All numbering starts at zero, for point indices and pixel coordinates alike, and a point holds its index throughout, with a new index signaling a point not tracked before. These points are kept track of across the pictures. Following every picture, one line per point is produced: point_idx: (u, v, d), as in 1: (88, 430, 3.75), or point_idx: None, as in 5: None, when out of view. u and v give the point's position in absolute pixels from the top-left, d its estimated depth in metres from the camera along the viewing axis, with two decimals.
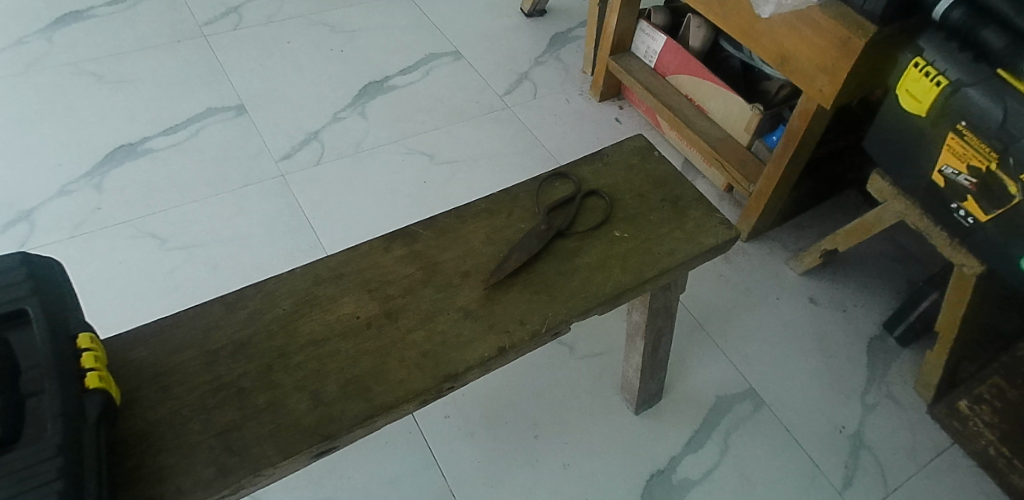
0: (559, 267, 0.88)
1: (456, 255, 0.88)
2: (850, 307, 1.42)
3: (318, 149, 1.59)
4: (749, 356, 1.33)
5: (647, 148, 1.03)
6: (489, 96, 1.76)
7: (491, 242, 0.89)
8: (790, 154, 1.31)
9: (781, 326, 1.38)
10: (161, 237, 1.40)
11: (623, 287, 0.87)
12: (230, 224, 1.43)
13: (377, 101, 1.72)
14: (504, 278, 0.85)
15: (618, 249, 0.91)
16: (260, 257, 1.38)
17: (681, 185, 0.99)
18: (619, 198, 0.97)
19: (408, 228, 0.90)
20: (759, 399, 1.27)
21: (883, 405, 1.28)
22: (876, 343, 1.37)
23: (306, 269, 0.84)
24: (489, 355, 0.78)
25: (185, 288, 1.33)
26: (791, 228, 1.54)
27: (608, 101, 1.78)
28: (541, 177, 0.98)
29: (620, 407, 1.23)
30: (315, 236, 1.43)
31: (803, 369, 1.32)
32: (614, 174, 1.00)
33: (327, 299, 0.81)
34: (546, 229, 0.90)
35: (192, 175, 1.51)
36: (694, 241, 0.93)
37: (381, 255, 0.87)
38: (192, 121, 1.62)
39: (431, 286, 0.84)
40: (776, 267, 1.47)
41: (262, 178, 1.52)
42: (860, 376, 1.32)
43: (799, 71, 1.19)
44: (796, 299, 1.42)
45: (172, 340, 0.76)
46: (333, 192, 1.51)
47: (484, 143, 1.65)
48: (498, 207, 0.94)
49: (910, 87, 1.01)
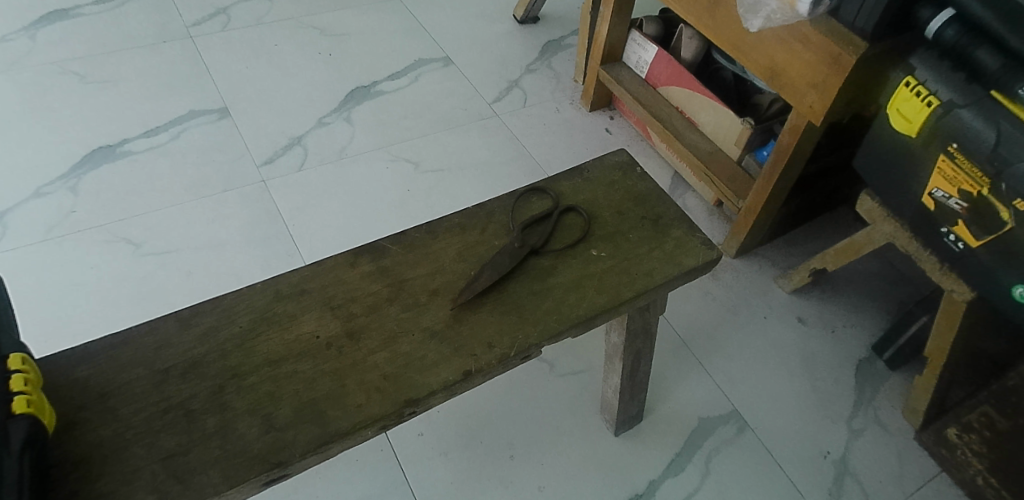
0: (532, 287, 0.85)
1: (425, 272, 0.84)
2: (839, 328, 1.39)
3: (301, 155, 1.56)
4: (734, 376, 1.30)
5: (629, 163, 1.00)
6: (478, 104, 1.73)
7: (462, 259, 0.86)
8: (779, 171, 1.28)
9: (767, 347, 1.35)
10: (136, 243, 1.36)
11: (599, 309, 0.84)
12: (207, 229, 1.40)
13: (364, 106, 1.69)
14: (474, 298, 0.82)
15: (594, 268, 0.88)
16: (237, 264, 1.35)
17: (664, 203, 0.96)
18: (598, 215, 0.93)
19: (377, 242, 0.87)
20: (743, 422, 1.24)
21: (869, 431, 1.26)
22: (865, 365, 1.34)
23: (266, 284, 0.81)
24: (454, 379, 0.75)
25: (157, 295, 1.29)
26: (781, 245, 1.51)
27: (599, 111, 1.75)
28: (517, 191, 0.94)
29: (600, 427, 1.19)
30: (293, 244, 1.39)
31: (789, 391, 1.29)
32: (593, 189, 0.96)
33: (287, 317, 0.78)
34: (520, 246, 0.87)
35: (170, 179, 1.48)
36: (673, 262, 0.90)
37: (347, 270, 0.83)
38: (174, 124, 1.59)
39: (398, 305, 0.81)
40: (766, 285, 1.44)
41: (242, 183, 1.49)
42: (846, 400, 1.29)
43: (789, 87, 1.16)
44: (784, 319, 1.39)
45: (120, 358, 0.73)
46: (314, 198, 1.48)
47: (471, 151, 1.61)
48: (472, 221, 0.90)
49: (901, 106, 0.98)
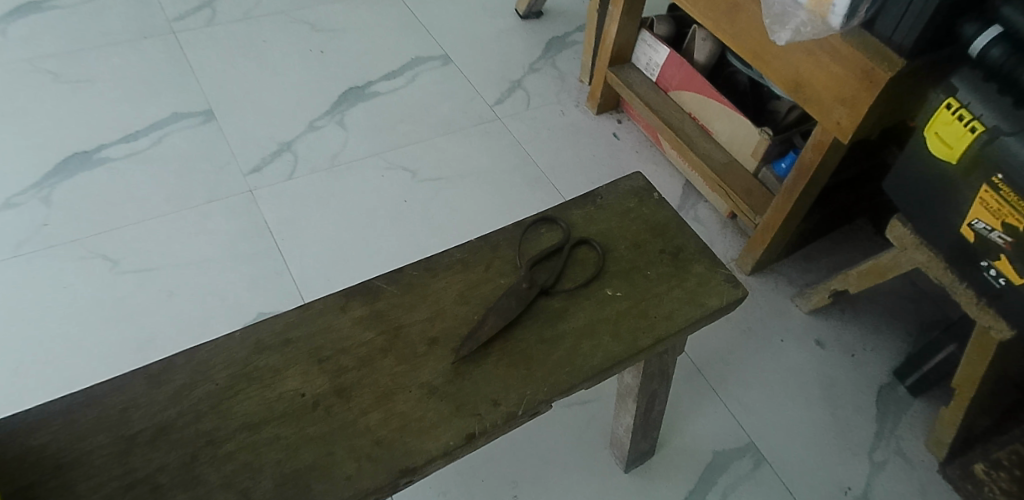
0: (541, 333, 0.77)
1: (424, 317, 0.76)
2: (859, 352, 1.31)
3: (290, 163, 1.47)
4: (749, 405, 1.23)
5: (645, 189, 0.92)
6: (478, 106, 1.64)
7: (464, 301, 0.78)
8: (801, 189, 1.20)
9: (784, 372, 1.27)
10: (113, 259, 1.27)
11: (614, 359, 0.76)
12: (189, 244, 1.31)
13: (357, 109, 1.60)
14: (477, 348, 0.74)
15: (610, 311, 0.80)
16: (222, 283, 1.26)
17: (684, 235, 0.88)
18: (612, 249, 0.85)
19: (370, 281, 0.78)
20: (760, 455, 1.17)
21: (892, 463, 1.18)
22: (886, 392, 1.26)
23: (247, 333, 0.73)
24: (454, 444, 0.68)
25: (134, 317, 1.20)
26: (798, 261, 1.43)
27: (606, 114, 1.66)
28: (525, 221, 0.86)
29: (609, 463, 1.12)
30: (282, 261, 1.31)
31: (807, 421, 1.22)
32: (608, 218, 0.88)
33: (270, 373, 0.70)
34: (527, 287, 0.79)
35: (151, 189, 1.39)
36: (695, 303, 0.82)
37: (337, 315, 0.75)
38: (155, 128, 1.49)
39: (392, 357, 0.73)
40: (782, 305, 1.37)
41: (227, 194, 1.40)
42: (868, 430, 1.22)
43: (815, 101, 1.08)
44: (802, 342, 1.31)
45: (81, 422, 0.65)
46: (304, 210, 1.39)
47: (472, 158, 1.53)
48: (475, 257, 0.82)
49: (941, 130, 0.90)
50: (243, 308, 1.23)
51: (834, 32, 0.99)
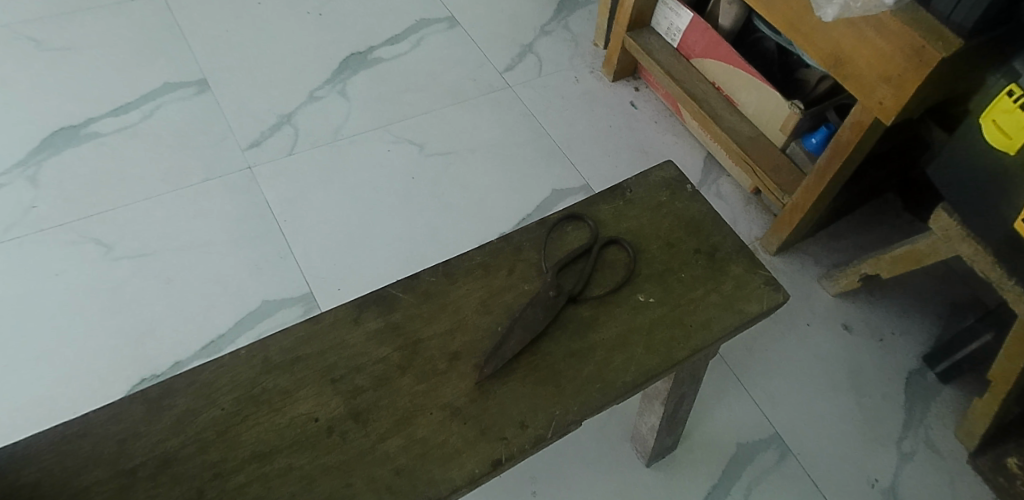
0: (570, 346, 0.71)
1: (443, 330, 0.71)
2: (887, 336, 1.25)
3: (291, 137, 1.39)
4: (774, 394, 1.18)
5: (677, 180, 0.86)
6: (488, 73, 1.55)
7: (486, 311, 0.72)
8: (835, 169, 1.12)
9: (810, 359, 1.22)
10: (107, 244, 1.21)
11: (649, 374, 0.71)
12: (187, 227, 1.25)
13: (360, 77, 1.51)
14: (502, 365, 0.69)
15: (643, 319, 0.74)
16: (223, 269, 1.20)
17: (720, 232, 0.82)
18: (644, 249, 0.79)
19: (384, 289, 0.73)
20: (785, 447, 1.13)
21: (920, 454, 1.13)
22: (914, 379, 1.20)
23: (253, 350, 0.67)
24: (480, 473, 0.63)
25: (131, 307, 1.15)
26: (825, 239, 1.35)
27: (622, 81, 1.57)
28: (550, 220, 0.80)
29: (630, 457, 1.09)
30: (285, 244, 1.24)
31: (834, 411, 1.17)
32: (638, 215, 0.82)
33: (279, 396, 0.65)
34: (555, 296, 0.73)
35: (144, 167, 1.31)
36: (733, 309, 0.76)
37: (350, 329, 0.70)
38: (147, 99, 1.41)
39: (411, 375, 0.67)
40: (808, 287, 1.30)
41: (224, 172, 1.33)
42: (896, 419, 1.16)
43: (855, 78, 1.00)
44: (829, 326, 1.26)
45: (78, 456, 0.60)
46: (307, 188, 1.32)
47: (482, 130, 1.45)
48: (497, 260, 0.76)
49: (998, 119, 0.82)
50: (246, 295, 1.18)
51: (885, 8, 0.90)
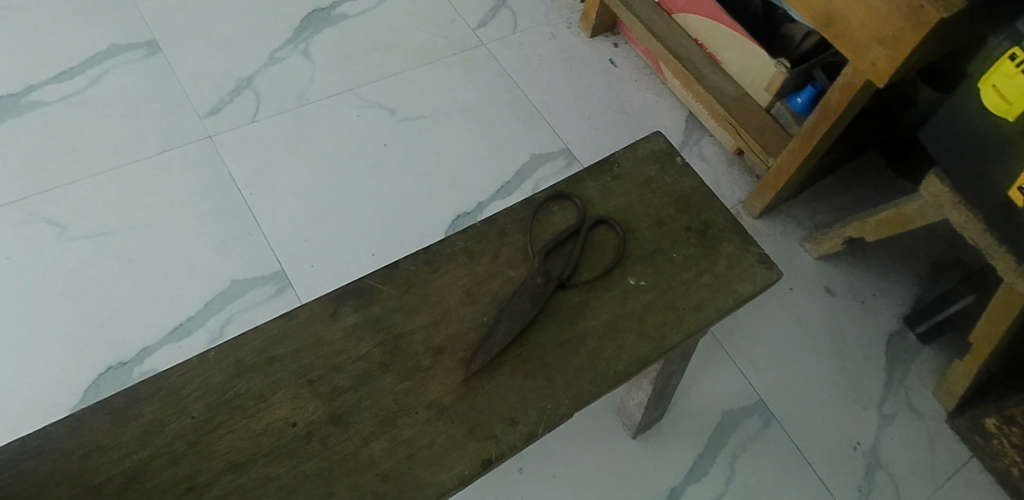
0: (560, 336, 0.68)
1: (426, 322, 0.67)
2: (869, 299, 1.22)
3: (252, 102, 1.31)
4: (759, 360, 1.15)
5: (667, 153, 0.82)
6: (460, 30, 1.47)
7: (472, 300, 0.69)
8: (822, 132, 1.09)
9: (794, 324, 1.19)
10: (60, 224, 1.14)
11: (640, 363, 0.68)
12: (146, 203, 1.17)
13: (324, 36, 1.42)
14: (490, 359, 0.65)
15: (634, 304, 0.71)
16: (187, 247, 1.14)
17: (711, 209, 0.78)
18: (634, 229, 0.76)
19: (361, 281, 0.69)
20: (769, 413, 1.11)
21: (901, 416, 1.12)
22: (895, 341, 1.19)
23: (222, 352, 0.63)
24: (470, 474, 0.60)
25: (91, 291, 1.09)
26: (807, 199, 1.31)
27: (600, 37, 1.50)
28: (535, 199, 0.77)
29: (615, 428, 1.06)
30: (252, 219, 1.18)
31: (818, 375, 1.15)
32: (626, 191, 0.79)
33: (254, 399, 0.61)
34: (543, 283, 0.70)
35: (95, 138, 1.23)
36: (726, 289, 0.73)
37: (327, 325, 0.65)
38: (93, 64, 1.31)
39: (394, 372, 0.64)
40: (790, 251, 1.26)
41: (183, 141, 1.25)
42: (877, 381, 1.15)
43: (848, 38, 0.96)
44: (811, 290, 1.23)
45: (35, 474, 0.56)
46: (273, 158, 1.25)
47: (456, 92, 1.38)
48: (480, 245, 0.73)
49: (1000, 84, 0.80)
50: (212, 274, 1.12)
51: None
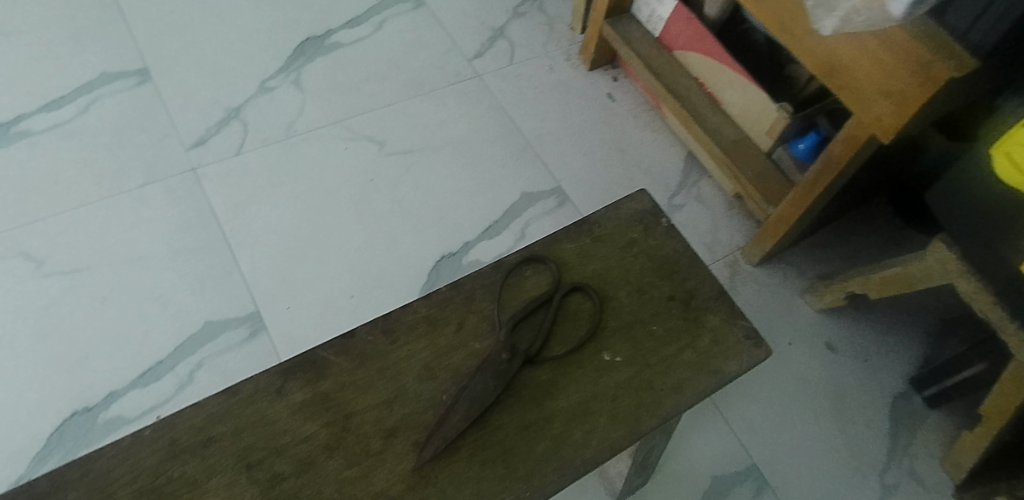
0: (524, 418, 0.63)
1: (380, 400, 0.63)
2: (873, 356, 1.16)
3: (238, 133, 1.28)
4: (754, 419, 1.09)
5: (651, 213, 0.78)
6: (456, 61, 1.43)
7: (431, 376, 0.65)
8: (825, 183, 1.03)
9: (792, 382, 1.13)
10: (36, 259, 1.11)
11: (610, 451, 0.63)
12: (124, 237, 1.14)
13: (316, 64, 1.39)
14: (445, 445, 0.61)
15: (607, 382, 0.66)
16: (162, 285, 1.11)
17: (697, 276, 0.73)
18: (611, 297, 0.71)
19: (314, 352, 0.65)
20: (762, 478, 1.05)
21: (904, 486, 1.06)
22: (900, 403, 1.13)
23: (158, 430, 0.59)
24: None
25: (62, 331, 1.05)
26: (809, 247, 1.26)
27: (600, 70, 1.45)
28: (506, 263, 0.72)
29: (598, 491, 1.00)
30: (230, 256, 1.15)
31: (816, 437, 1.09)
32: (606, 255, 0.74)
33: (187, 486, 0.57)
34: (508, 359, 0.65)
35: (78, 169, 1.20)
36: (708, 368, 0.68)
37: (273, 402, 0.61)
38: (83, 91, 1.29)
39: (341, 457, 0.59)
40: (790, 302, 1.21)
41: (165, 173, 1.22)
42: (877, 446, 1.09)
43: (849, 92, 0.91)
44: (811, 344, 1.17)
45: None
46: (257, 192, 1.22)
47: (449, 125, 1.34)
48: (444, 313, 0.68)
49: (1012, 149, 0.75)
50: (186, 315, 1.08)
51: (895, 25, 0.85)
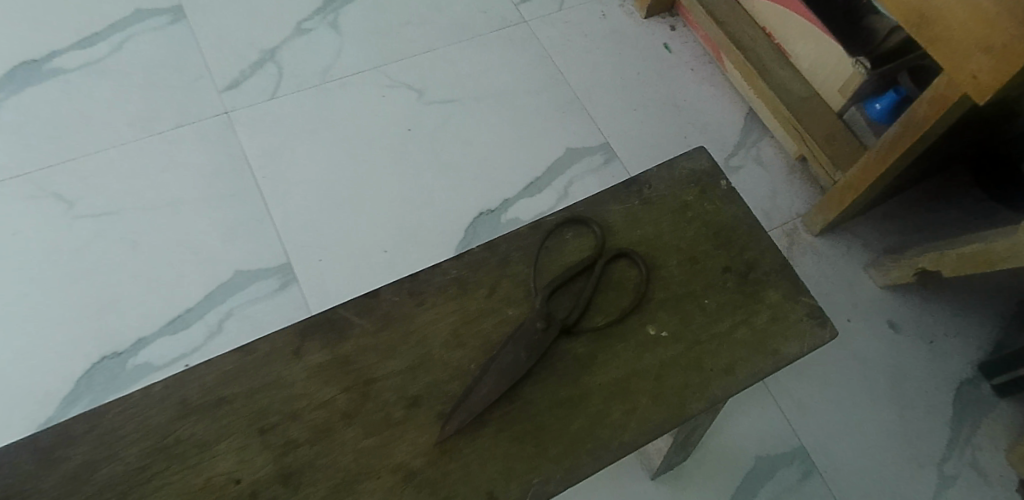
0: (558, 394, 0.58)
1: (403, 367, 0.58)
2: (940, 338, 1.07)
3: (273, 77, 1.23)
4: (804, 399, 1.02)
5: (708, 175, 0.70)
6: (502, 5, 1.35)
7: (458, 343, 0.59)
8: (903, 147, 0.94)
9: (849, 362, 1.05)
10: (68, 200, 1.09)
11: (652, 434, 0.57)
12: (156, 182, 1.12)
13: (355, 6, 1.32)
14: (471, 419, 0.56)
15: (651, 359, 0.60)
16: (193, 231, 1.08)
17: (757, 247, 0.66)
18: (660, 266, 0.65)
19: (335, 312, 0.60)
20: (811, 462, 0.98)
21: (965, 479, 0.98)
22: (967, 390, 1.04)
23: (168, 388, 0.56)
24: None
25: (93, 274, 1.04)
26: (876, 218, 1.16)
27: (656, 18, 1.35)
28: (546, 224, 0.66)
29: (634, 466, 0.95)
30: (262, 205, 1.11)
31: (872, 422, 1.01)
32: (656, 219, 0.67)
33: (196, 447, 0.54)
34: (543, 329, 0.59)
35: (110, 110, 1.17)
36: (765, 349, 0.61)
37: (289, 364, 0.57)
38: (117, 29, 1.25)
39: (359, 426, 0.55)
40: (852, 276, 1.12)
41: (198, 116, 1.18)
42: (940, 435, 1.01)
43: (944, 44, 0.80)
44: (872, 323, 1.08)
45: None
46: (290, 139, 1.17)
47: (491, 74, 1.26)
48: (476, 276, 0.63)
49: None
50: (216, 264, 1.06)
51: None
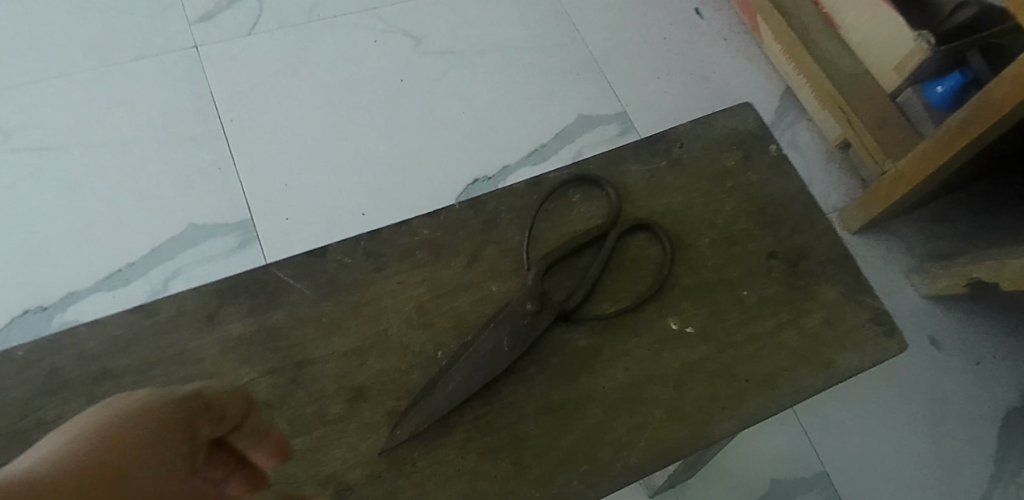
0: (547, 398, 0.45)
1: (347, 348, 0.45)
2: (987, 360, 0.94)
3: (253, 11, 1.09)
4: (829, 418, 0.89)
5: (753, 139, 0.56)
6: None
7: (423, 323, 0.46)
8: (974, 133, 0.80)
9: (883, 379, 0.92)
10: (3, 131, 0.95)
11: (666, 459, 0.44)
12: (108, 117, 0.98)
13: None
14: (430, 423, 0.42)
15: (671, 362, 0.47)
16: (143, 175, 0.94)
17: (810, 231, 0.53)
18: (688, 244, 0.51)
19: (269, 272, 0.47)
20: (832, 490, 0.85)
21: None
22: (1015, 421, 0.90)
23: (38, 353, 0.43)
24: None
25: (23, 216, 0.90)
26: (922, 219, 1.02)
27: None
28: (548, 183, 0.53)
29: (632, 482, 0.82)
30: (227, 152, 0.97)
31: (905, 450, 0.88)
32: (687, 187, 0.54)
33: None
34: (534, 313, 0.46)
35: (63, 35, 1.03)
36: (816, 359, 0.48)
37: (199, 334, 0.44)
38: None
39: (281, 420, 0.42)
40: (891, 282, 0.98)
41: (163, 48, 1.04)
42: (982, 470, 0.87)
43: None
44: (911, 336, 0.95)
45: None
46: (266, 81, 1.03)
47: (499, 26, 1.12)
48: (454, 241, 0.50)
49: None
50: (166, 214, 0.92)
51: None
